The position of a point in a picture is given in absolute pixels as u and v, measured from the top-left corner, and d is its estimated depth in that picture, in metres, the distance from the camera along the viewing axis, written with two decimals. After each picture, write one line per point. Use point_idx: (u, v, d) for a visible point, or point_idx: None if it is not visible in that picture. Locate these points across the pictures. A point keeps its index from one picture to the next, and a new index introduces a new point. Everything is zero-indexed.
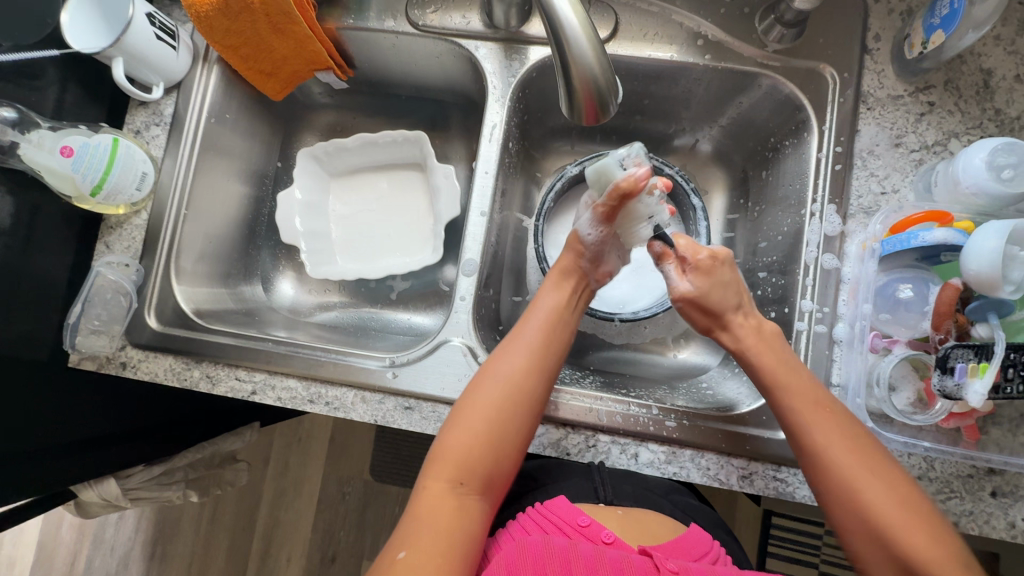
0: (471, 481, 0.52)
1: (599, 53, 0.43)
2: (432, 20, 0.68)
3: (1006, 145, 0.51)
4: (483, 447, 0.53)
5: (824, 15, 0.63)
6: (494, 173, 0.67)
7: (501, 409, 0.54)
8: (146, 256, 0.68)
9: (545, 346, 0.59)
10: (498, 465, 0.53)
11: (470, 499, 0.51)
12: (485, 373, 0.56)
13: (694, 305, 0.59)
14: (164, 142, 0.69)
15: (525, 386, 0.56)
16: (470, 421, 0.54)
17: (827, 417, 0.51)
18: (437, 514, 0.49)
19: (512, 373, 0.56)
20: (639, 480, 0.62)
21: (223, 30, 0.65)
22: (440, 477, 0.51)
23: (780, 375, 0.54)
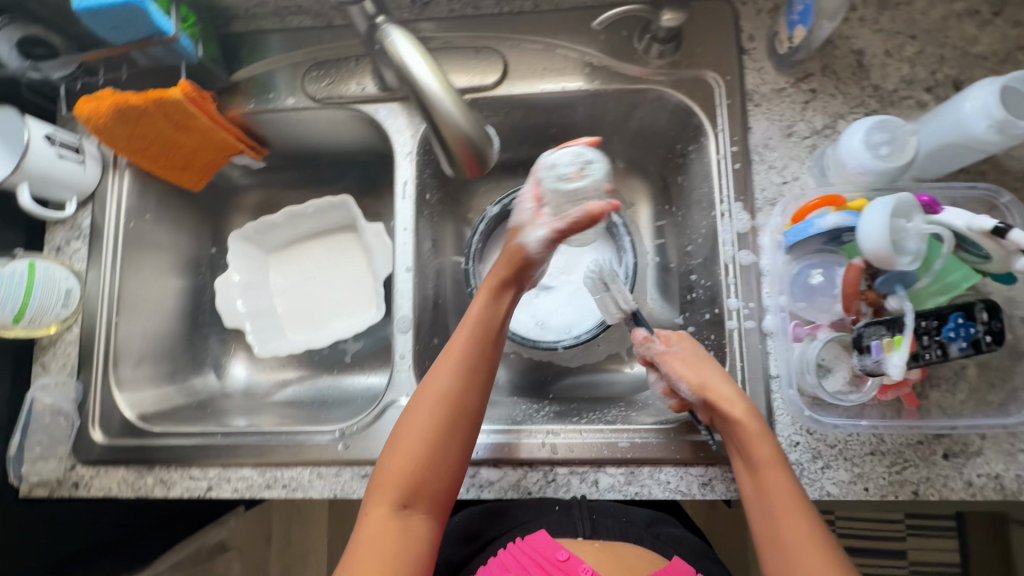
0: (416, 504, 0.52)
1: (465, 110, 0.44)
2: (329, 91, 0.69)
3: (879, 122, 0.52)
4: (423, 470, 0.52)
5: (698, 24, 0.65)
6: (414, 228, 0.68)
7: (439, 428, 0.53)
8: (83, 371, 0.68)
9: (481, 354, 0.55)
10: (441, 481, 0.53)
11: (414, 520, 0.52)
12: (424, 390, 0.54)
13: (683, 360, 0.59)
14: (87, 255, 0.70)
15: (462, 402, 0.53)
16: (407, 441, 0.52)
17: (793, 515, 0.49)
18: (380, 541, 0.50)
19: (446, 390, 0.53)
20: (622, 514, 0.62)
21: (126, 137, 0.65)
22: (383, 502, 0.51)
23: (765, 467, 0.52)
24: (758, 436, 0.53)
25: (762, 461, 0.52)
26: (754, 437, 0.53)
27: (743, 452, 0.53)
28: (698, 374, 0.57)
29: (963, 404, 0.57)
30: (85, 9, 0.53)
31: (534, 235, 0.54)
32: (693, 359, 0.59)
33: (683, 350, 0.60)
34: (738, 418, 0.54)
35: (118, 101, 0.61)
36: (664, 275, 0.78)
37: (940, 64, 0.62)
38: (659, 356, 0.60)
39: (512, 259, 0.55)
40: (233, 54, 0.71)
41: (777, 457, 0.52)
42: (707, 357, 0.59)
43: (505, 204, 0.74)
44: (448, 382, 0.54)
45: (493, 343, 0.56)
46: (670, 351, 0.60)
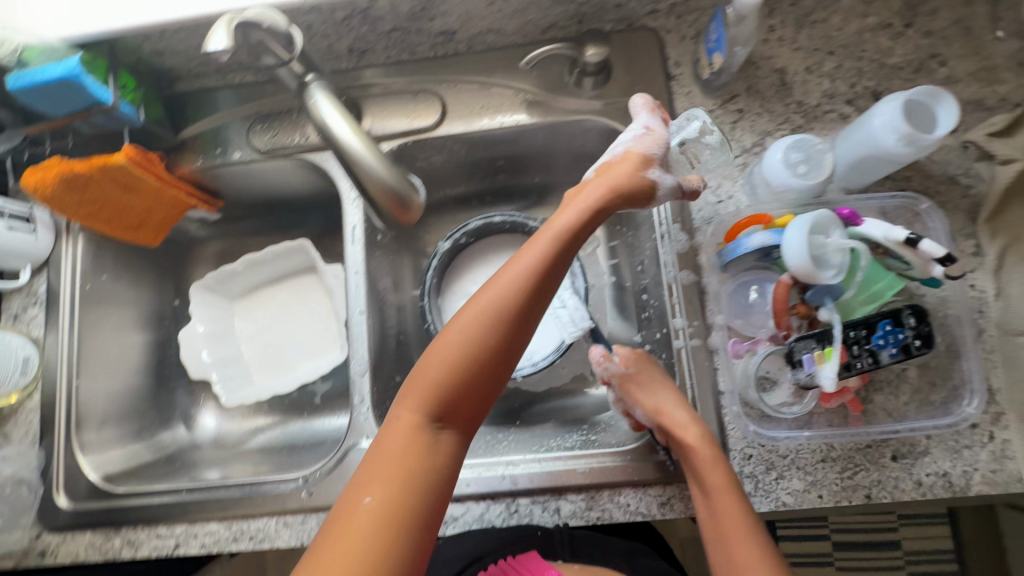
0: (450, 418, 0.47)
1: (387, 164, 0.46)
2: (274, 143, 0.71)
3: (796, 142, 0.55)
4: (461, 384, 0.47)
5: (624, 56, 0.67)
6: (365, 270, 0.69)
7: (492, 339, 0.47)
8: (46, 437, 0.68)
9: (550, 264, 0.49)
10: (478, 399, 0.48)
11: (442, 439, 0.47)
12: (484, 292, 0.48)
13: (636, 385, 0.60)
14: (44, 320, 0.71)
15: (517, 313, 0.48)
16: (449, 347, 0.47)
17: (744, 542, 0.51)
18: (405, 449, 0.45)
19: (502, 299, 0.47)
20: (602, 542, 0.62)
21: (76, 203, 0.66)
22: (414, 410, 0.47)
23: (718, 494, 0.53)
24: (710, 461, 0.54)
25: (715, 488, 0.53)
26: (706, 462, 0.54)
27: (697, 477, 0.54)
28: (648, 399, 0.59)
29: (907, 406, 0.58)
30: (18, 88, 0.55)
31: (655, 174, 0.56)
32: (645, 382, 0.60)
33: (636, 373, 0.61)
34: (690, 443, 0.55)
35: (63, 170, 0.62)
36: (620, 295, 0.79)
37: (859, 77, 0.64)
38: (615, 378, 0.62)
39: (633, 187, 0.54)
40: (179, 113, 0.72)
41: (729, 482, 0.53)
42: (661, 379, 0.61)
43: (456, 238, 0.75)
44: (508, 288, 0.48)
45: (565, 256, 0.50)
46: (627, 372, 0.62)
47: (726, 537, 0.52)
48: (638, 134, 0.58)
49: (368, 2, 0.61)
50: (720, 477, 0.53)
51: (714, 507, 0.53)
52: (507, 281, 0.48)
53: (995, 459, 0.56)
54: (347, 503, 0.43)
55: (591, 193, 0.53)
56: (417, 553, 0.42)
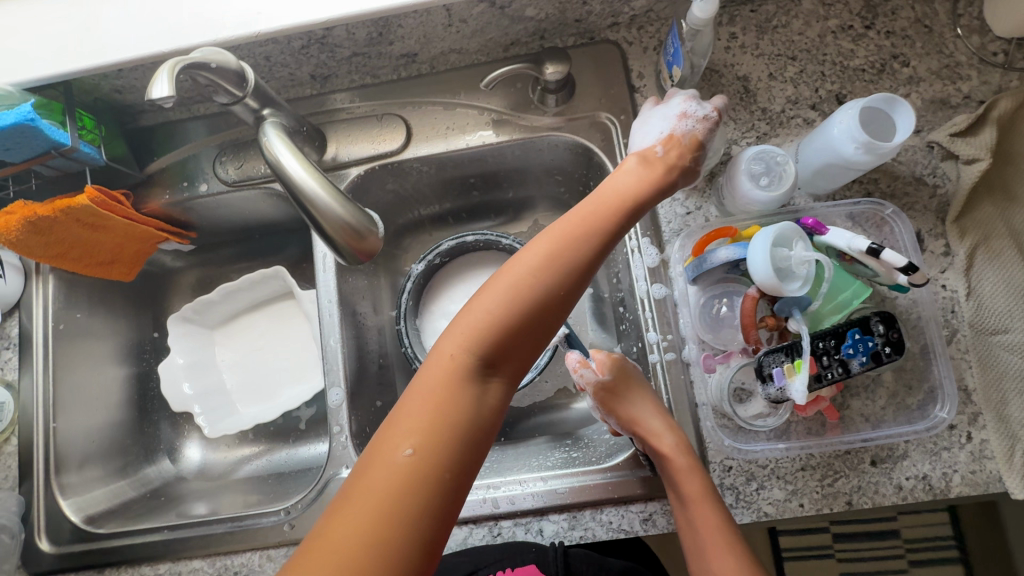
0: (501, 368, 0.44)
1: (340, 198, 0.45)
2: (241, 174, 0.70)
3: (757, 154, 0.54)
4: (514, 328, 0.44)
5: (587, 70, 0.67)
6: (338, 298, 0.69)
7: (553, 285, 0.45)
8: (25, 481, 0.68)
9: (612, 222, 0.48)
10: (528, 351, 0.45)
11: (488, 389, 0.44)
12: (546, 239, 0.46)
13: (609, 394, 0.58)
14: (18, 363, 0.70)
15: (577, 269, 0.46)
16: (501, 294, 0.44)
17: (724, 554, 0.50)
18: (452, 394, 0.42)
19: (563, 251, 0.45)
20: (598, 560, 0.64)
21: (43, 246, 0.66)
22: (460, 353, 0.43)
23: (694, 508, 0.52)
24: (688, 472, 0.53)
25: (692, 501, 0.52)
26: (681, 472, 0.53)
27: (674, 487, 0.53)
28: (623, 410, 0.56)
29: (885, 410, 0.57)
30: None
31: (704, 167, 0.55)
32: (620, 393, 0.58)
33: (610, 381, 0.59)
34: (666, 454, 0.54)
35: (27, 214, 0.62)
36: (599, 306, 0.78)
37: (822, 81, 0.64)
38: (588, 386, 0.59)
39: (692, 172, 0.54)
40: (144, 148, 0.72)
41: (706, 491, 0.52)
42: (633, 388, 0.58)
43: (429, 260, 0.74)
44: (570, 239, 0.46)
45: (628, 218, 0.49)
46: (605, 382, 0.58)
47: (706, 549, 0.51)
48: (703, 116, 0.55)
49: (324, 31, 0.61)
50: (697, 487, 0.52)
51: (691, 521, 0.52)
52: (567, 232, 0.47)
53: (974, 460, 0.55)
54: (383, 450, 0.40)
55: (657, 170, 0.52)
56: (450, 511, 0.39)
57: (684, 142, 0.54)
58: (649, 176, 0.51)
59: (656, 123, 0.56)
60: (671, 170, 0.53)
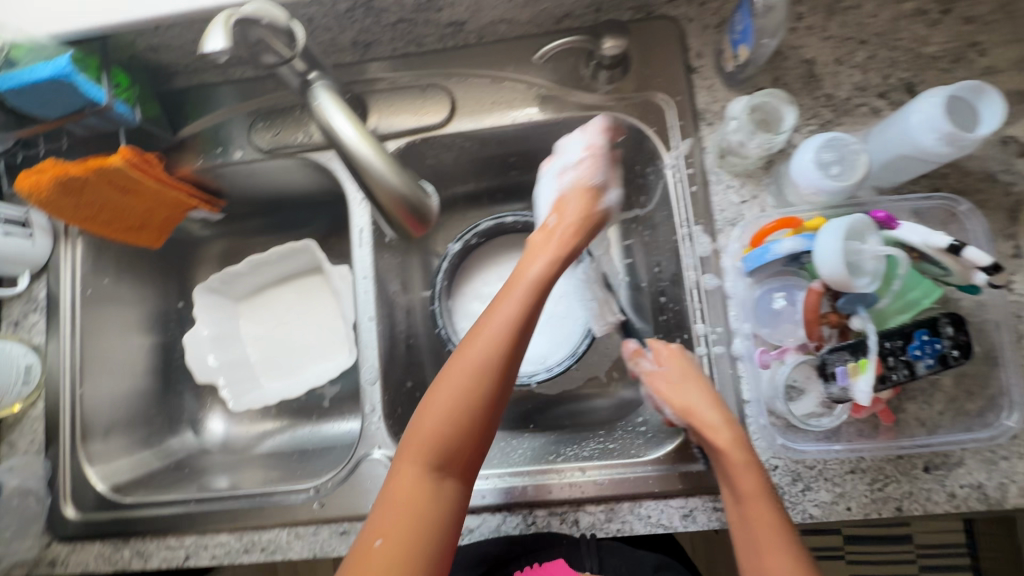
0: (455, 462, 0.46)
1: (397, 167, 0.43)
2: (278, 142, 0.68)
3: (830, 141, 0.51)
4: (462, 422, 0.46)
5: (643, 47, 0.64)
6: (374, 275, 0.67)
7: (490, 376, 0.47)
8: (51, 447, 0.67)
9: (533, 309, 0.51)
10: (479, 442, 0.47)
11: (447, 485, 0.46)
12: (473, 341, 0.49)
13: (667, 382, 0.57)
14: (45, 327, 0.69)
15: (510, 360, 0.49)
16: (448, 397, 0.47)
17: (781, 557, 0.47)
18: (413, 492, 0.45)
19: (497, 345, 0.48)
20: (630, 554, 0.61)
21: (73, 207, 0.64)
22: (415, 461, 0.46)
23: (749, 506, 0.49)
24: (745, 467, 0.51)
25: (747, 498, 0.50)
26: (738, 467, 0.51)
27: (729, 482, 0.51)
28: (679, 400, 0.55)
29: (942, 415, 0.55)
30: (8, 89, 0.52)
31: (608, 203, 0.60)
32: (679, 381, 0.56)
33: (670, 370, 0.58)
34: (723, 447, 0.52)
35: (58, 173, 0.60)
36: (636, 295, 0.76)
37: (893, 68, 0.60)
38: (647, 374, 0.60)
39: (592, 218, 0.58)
40: (177, 111, 0.70)
41: (762, 488, 0.50)
42: (696, 377, 0.57)
43: (467, 240, 0.72)
44: (497, 336, 0.49)
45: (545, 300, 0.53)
46: (664, 370, 0.58)
47: (761, 550, 0.48)
48: (582, 167, 0.60)
49: None
50: (755, 483, 0.50)
51: (745, 518, 0.49)
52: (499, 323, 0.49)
53: None
54: (357, 562, 0.43)
55: (554, 243, 0.56)
56: None
57: (572, 199, 0.59)
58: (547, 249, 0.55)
59: (549, 188, 0.62)
60: (568, 229, 0.57)
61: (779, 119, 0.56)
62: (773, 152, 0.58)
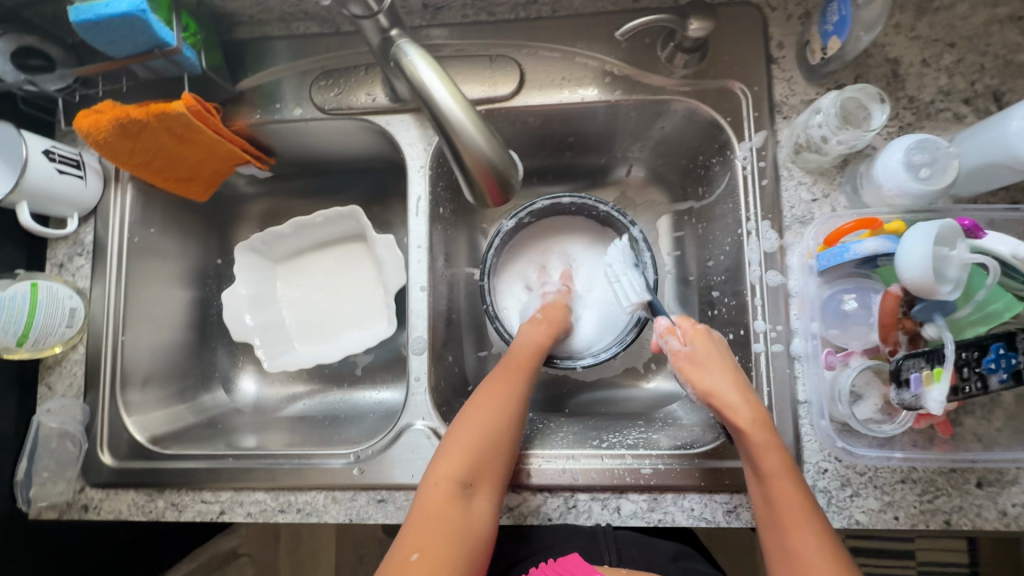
0: (479, 483, 0.53)
1: (487, 134, 0.42)
2: (338, 102, 0.67)
3: (919, 143, 0.50)
4: (484, 448, 0.54)
5: (724, 33, 0.62)
6: (427, 245, 0.66)
7: (508, 408, 0.57)
8: (90, 392, 0.66)
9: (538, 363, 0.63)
10: (498, 469, 0.55)
11: (474, 502, 0.52)
12: (490, 387, 0.59)
13: (692, 364, 0.56)
14: (90, 271, 0.68)
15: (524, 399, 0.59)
16: (476, 427, 0.55)
17: (804, 530, 0.47)
18: (443, 508, 0.51)
19: (514, 389, 0.59)
20: (648, 545, 0.59)
21: (128, 151, 0.63)
22: (445, 480, 0.52)
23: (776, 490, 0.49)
24: (766, 444, 0.50)
25: (773, 480, 0.49)
26: (759, 445, 0.50)
27: (749, 459, 0.51)
28: (699, 382, 0.55)
29: (999, 432, 0.54)
30: (83, 21, 0.51)
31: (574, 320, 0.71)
32: (703, 362, 0.56)
33: (694, 351, 0.57)
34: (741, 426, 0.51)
35: (119, 115, 0.59)
36: (684, 288, 0.75)
37: (980, 74, 0.59)
38: (671, 352, 0.58)
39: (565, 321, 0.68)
40: (238, 61, 0.68)
41: (784, 466, 0.50)
42: (719, 362, 0.56)
43: (522, 217, 0.70)
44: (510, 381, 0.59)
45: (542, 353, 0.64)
46: (688, 352, 0.57)
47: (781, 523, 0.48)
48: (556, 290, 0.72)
49: None
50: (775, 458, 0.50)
51: (771, 498, 0.49)
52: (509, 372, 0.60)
53: None
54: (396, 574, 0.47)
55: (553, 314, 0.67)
56: None
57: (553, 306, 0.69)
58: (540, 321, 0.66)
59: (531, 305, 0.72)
60: (555, 319, 0.67)
61: (865, 116, 0.54)
62: (854, 150, 0.56)
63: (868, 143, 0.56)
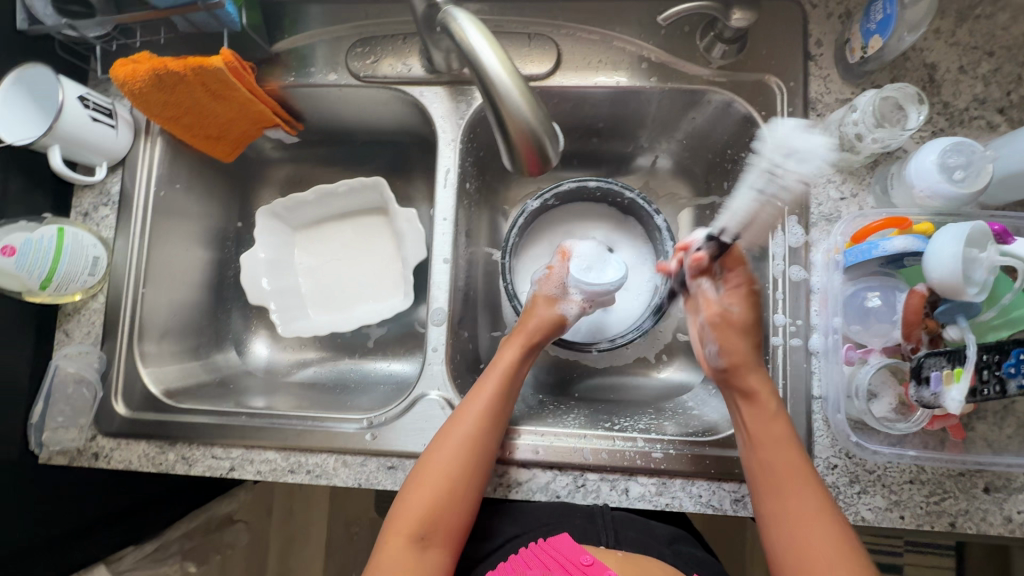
0: (433, 535, 0.54)
1: (533, 104, 0.42)
2: (374, 69, 0.67)
3: (955, 145, 0.50)
4: (440, 500, 0.55)
5: (764, 27, 0.62)
6: (453, 218, 0.66)
7: (463, 457, 0.56)
8: (108, 341, 0.67)
9: (506, 397, 0.60)
10: (455, 518, 0.55)
11: (428, 555, 0.54)
12: (449, 428, 0.57)
13: (720, 322, 0.57)
14: (115, 222, 0.68)
15: (486, 441, 0.57)
16: (433, 477, 0.55)
17: (804, 492, 0.49)
18: (398, 563, 0.52)
19: (474, 434, 0.56)
20: (644, 527, 0.59)
21: (161, 104, 0.63)
22: (399, 534, 0.54)
23: (794, 513, 0.49)
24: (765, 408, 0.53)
25: (785, 473, 0.50)
26: (765, 414, 0.53)
27: (750, 425, 0.53)
28: (731, 345, 0.56)
29: (1010, 439, 0.55)
30: None
31: (567, 310, 0.67)
32: (735, 326, 0.56)
33: (732, 311, 0.57)
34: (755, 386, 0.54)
35: (157, 66, 0.59)
36: None
37: (1016, 84, 0.59)
38: (704, 302, 0.59)
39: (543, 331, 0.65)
40: (276, 23, 0.68)
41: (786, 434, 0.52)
42: (754, 325, 0.57)
43: (547, 198, 0.71)
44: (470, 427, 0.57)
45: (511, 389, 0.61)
46: (725, 308, 0.57)
47: (780, 486, 0.50)
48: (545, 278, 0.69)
49: None
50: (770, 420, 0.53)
51: (766, 465, 0.51)
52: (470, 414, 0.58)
53: None
54: None
55: (527, 335, 0.64)
56: None
57: (531, 306, 0.67)
58: (513, 344, 0.64)
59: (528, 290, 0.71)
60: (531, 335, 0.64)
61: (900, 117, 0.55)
62: (887, 150, 0.56)
63: (900, 144, 0.56)
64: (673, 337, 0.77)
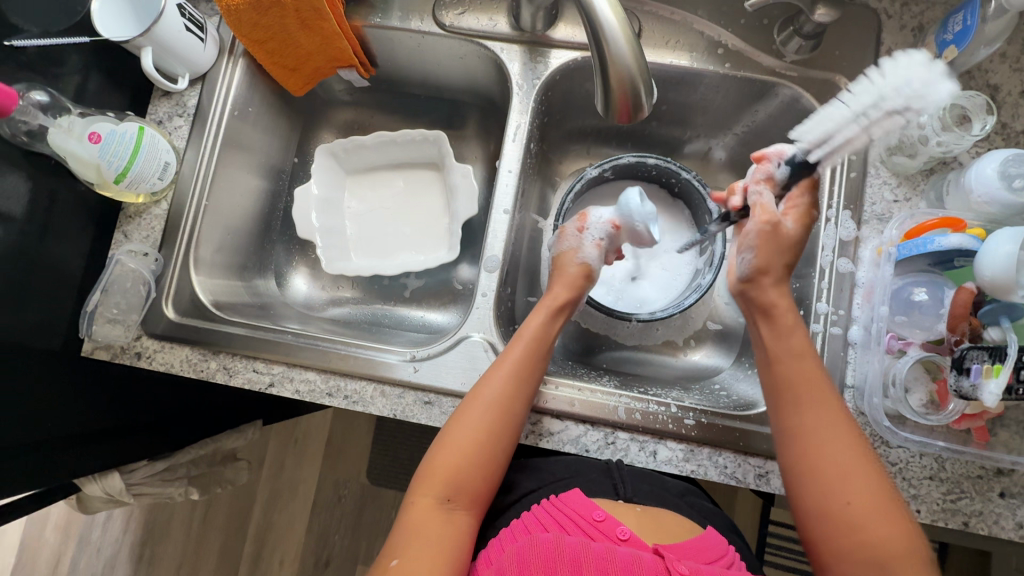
0: (459, 498, 0.53)
1: (637, 52, 0.44)
2: (457, 21, 0.70)
3: (1017, 156, 0.54)
4: (468, 464, 0.53)
5: (839, 29, 0.65)
6: (517, 172, 0.68)
7: (490, 423, 0.55)
8: (165, 247, 0.68)
9: (536, 359, 0.59)
10: (481, 484, 0.54)
11: (455, 516, 0.52)
12: (475, 393, 0.57)
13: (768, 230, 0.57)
14: (187, 133, 0.70)
15: (513, 403, 0.56)
16: (462, 438, 0.54)
17: (814, 410, 0.51)
18: (427, 526, 0.50)
19: (500, 397, 0.56)
20: (658, 481, 0.60)
21: (251, 24, 0.65)
22: (427, 494, 0.52)
23: (832, 465, 0.49)
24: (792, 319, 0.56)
25: (800, 385, 0.53)
26: (786, 327, 0.56)
27: (765, 347, 0.56)
28: (767, 254, 0.57)
29: None
30: None
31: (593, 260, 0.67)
32: (778, 238, 0.57)
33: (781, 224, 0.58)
34: (776, 303, 0.57)
35: None
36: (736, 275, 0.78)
37: None
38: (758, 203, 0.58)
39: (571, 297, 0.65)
40: None
41: (806, 347, 0.54)
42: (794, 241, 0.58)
43: (607, 168, 0.72)
44: (496, 395, 0.56)
45: (538, 360, 0.59)
46: (779, 220, 0.57)
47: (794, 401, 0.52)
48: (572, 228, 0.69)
49: None
50: (794, 350, 0.54)
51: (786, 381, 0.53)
52: (499, 382, 0.56)
53: None
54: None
55: (553, 300, 0.64)
56: None
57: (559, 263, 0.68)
58: (543, 310, 0.63)
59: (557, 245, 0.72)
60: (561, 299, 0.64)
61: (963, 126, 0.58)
62: (944, 157, 0.59)
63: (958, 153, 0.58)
64: (703, 325, 0.79)
